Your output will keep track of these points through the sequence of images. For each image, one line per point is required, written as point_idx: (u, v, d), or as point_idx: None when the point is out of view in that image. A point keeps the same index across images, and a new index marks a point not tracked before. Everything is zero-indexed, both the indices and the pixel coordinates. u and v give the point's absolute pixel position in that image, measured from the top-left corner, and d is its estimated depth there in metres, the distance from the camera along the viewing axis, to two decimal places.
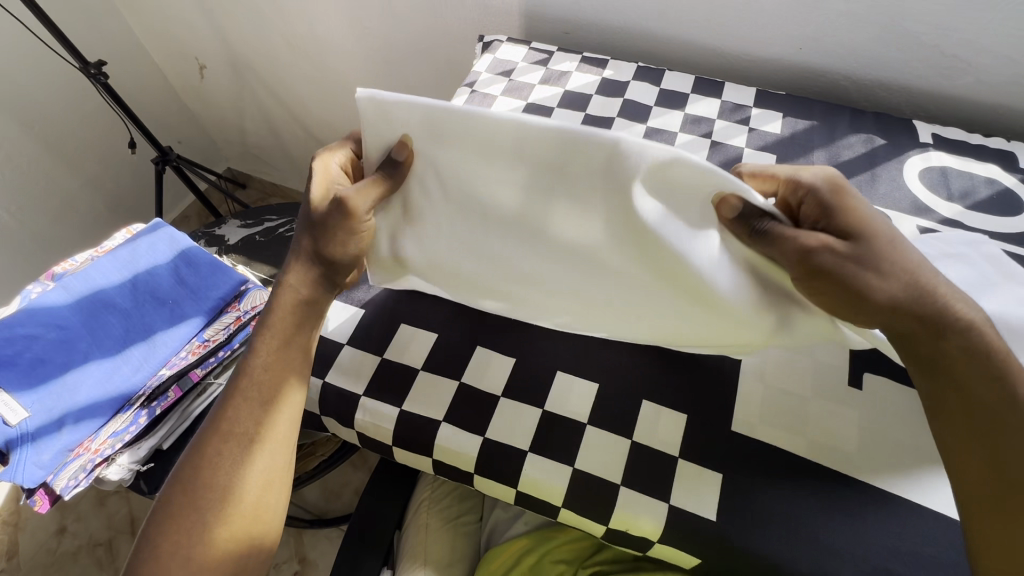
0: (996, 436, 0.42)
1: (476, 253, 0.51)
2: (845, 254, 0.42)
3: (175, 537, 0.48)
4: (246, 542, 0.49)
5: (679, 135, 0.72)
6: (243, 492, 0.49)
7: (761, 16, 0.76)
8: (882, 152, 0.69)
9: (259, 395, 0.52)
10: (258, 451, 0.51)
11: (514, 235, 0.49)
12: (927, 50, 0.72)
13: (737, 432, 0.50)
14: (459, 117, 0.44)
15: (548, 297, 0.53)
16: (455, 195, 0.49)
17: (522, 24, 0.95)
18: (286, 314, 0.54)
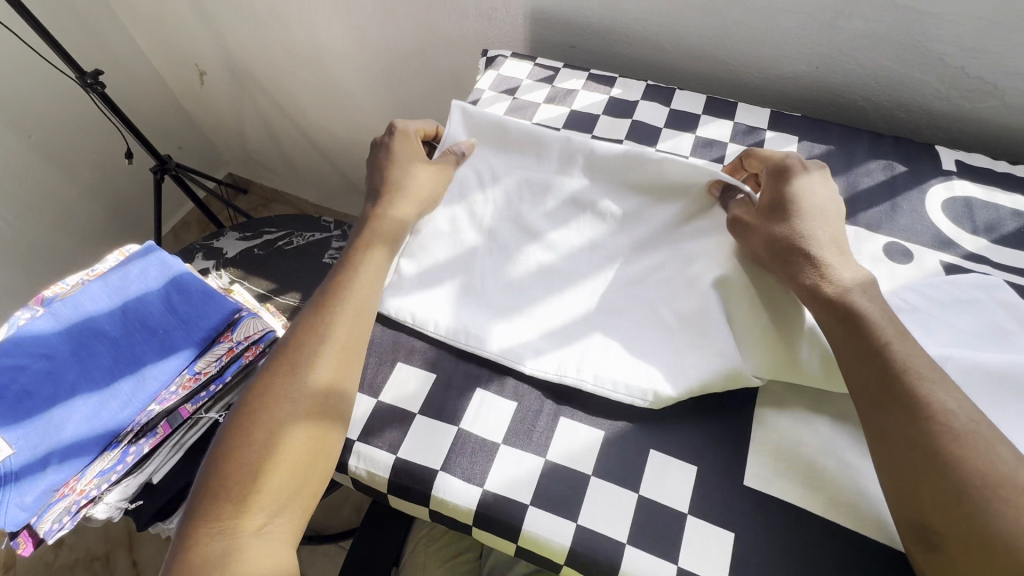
0: (892, 404, 0.43)
1: (498, 239, 0.61)
2: (770, 217, 0.54)
3: (246, 448, 0.47)
4: (311, 462, 0.47)
5: (690, 160, 0.69)
6: (312, 406, 0.48)
7: (776, 33, 0.73)
8: (902, 180, 0.66)
9: (340, 308, 0.54)
10: (329, 366, 0.50)
11: (546, 219, 0.62)
12: (951, 71, 0.69)
13: (750, 487, 0.48)
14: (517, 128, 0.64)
15: (550, 290, 0.58)
16: (504, 180, 0.64)
17: (528, 35, 0.92)
18: (371, 237, 0.60)
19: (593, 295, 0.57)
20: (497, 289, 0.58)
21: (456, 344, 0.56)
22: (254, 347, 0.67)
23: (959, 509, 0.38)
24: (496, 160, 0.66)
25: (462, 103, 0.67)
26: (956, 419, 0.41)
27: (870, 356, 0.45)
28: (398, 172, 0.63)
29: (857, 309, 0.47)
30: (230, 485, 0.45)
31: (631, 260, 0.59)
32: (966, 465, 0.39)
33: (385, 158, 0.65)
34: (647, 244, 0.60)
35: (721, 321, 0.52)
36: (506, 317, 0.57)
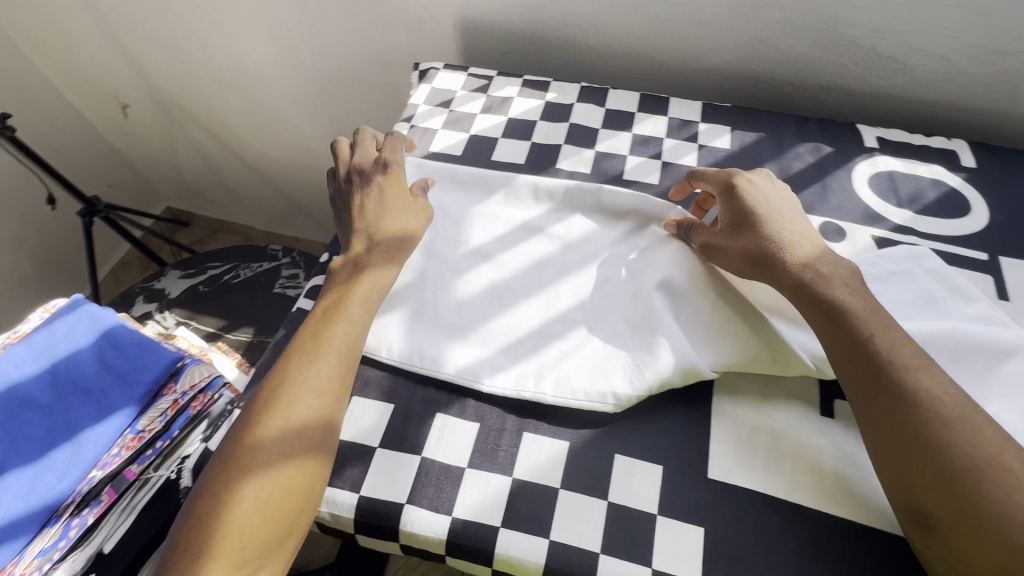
0: (878, 395, 0.44)
1: (448, 262, 0.62)
2: (741, 229, 0.54)
3: (223, 494, 0.44)
4: (290, 511, 0.44)
5: (628, 158, 0.70)
6: (295, 451, 0.46)
7: (700, 27, 0.75)
8: (830, 160, 0.68)
9: (326, 345, 0.51)
10: (314, 408, 0.48)
11: (497, 243, 0.63)
12: (864, 52, 0.72)
13: (714, 479, 0.48)
14: (462, 172, 0.68)
15: (500, 308, 0.58)
16: (451, 213, 0.65)
17: (460, 44, 0.91)
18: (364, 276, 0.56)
19: (554, 310, 0.57)
20: (449, 308, 0.58)
21: (411, 368, 0.55)
22: (201, 395, 0.64)
23: (956, 491, 0.39)
24: (443, 194, 0.67)
25: (418, 158, 0.70)
26: (944, 403, 0.42)
27: (851, 349, 0.46)
28: (395, 214, 0.60)
29: (833, 303, 0.48)
30: (204, 535, 0.42)
31: (581, 273, 0.60)
32: (958, 449, 0.40)
33: (374, 197, 0.61)
34: (591, 258, 0.61)
35: (668, 317, 0.53)
36: (463, 337, 0.56)
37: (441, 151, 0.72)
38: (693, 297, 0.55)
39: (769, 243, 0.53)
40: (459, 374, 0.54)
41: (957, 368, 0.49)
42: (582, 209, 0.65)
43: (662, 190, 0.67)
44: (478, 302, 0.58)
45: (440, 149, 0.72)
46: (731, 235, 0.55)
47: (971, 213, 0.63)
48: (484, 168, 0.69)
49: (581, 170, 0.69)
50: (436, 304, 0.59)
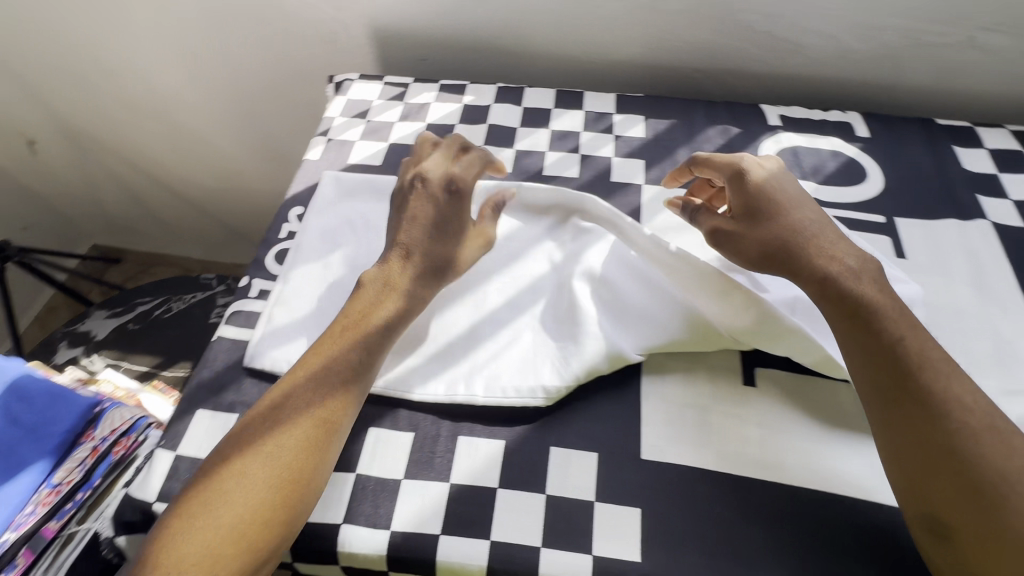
0: (911, 403, 0.43)
1: None
2: (760, 216, 0.52)
3: (187, 510, 0.42)
4: (270, 536, 0.42)
5: (547, 154, 0.71)
6: (272, 477, 0.43)
7: (606, 22, 0.77)
8: (738, 141, 0.71)
9: (324, 371, 0.48)
10: (303, 437, 0.45)
11: None
12: (760, 36, 0.75)
13: (648, 459, 0.49)
14: (382, 182, 0.67)
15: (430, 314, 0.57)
16: (375, 224, 0.64)
17: (375, 54, 0.90)
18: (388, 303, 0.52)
19: (482, 311, 0.57)
20: None
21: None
22: (124, 439, 0.61)
23: (976, 503, 0.39)
24: (365, 205, 0.66)
25: (337, 171, 0.69)
26: (973, 414, 0.42)
27: (875, 352, 0.45)
28: (446, 239, 0.56)
29: (857, 301, 0.47)
30: (160, 550, 0.40)
31: (508, 272, 0.60)
32: (989, 463, 0.40)
33: (429, 205, 0.57)
34: (516, 255, 0.61)
35: (591, 307, 0.54)
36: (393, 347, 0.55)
37: (360, 163, 0.71)
38: (615, 284, 0.56)
39: (789, 236, 0.50)
40: (390, 385, 0.53)
41: None
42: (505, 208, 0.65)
43: (582, 182, 0.68)
44: None
45: (359, 160, 0.71)
46: (751, 226, 0.52)
47: (868, 179, 0.67)
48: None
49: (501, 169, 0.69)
50: None
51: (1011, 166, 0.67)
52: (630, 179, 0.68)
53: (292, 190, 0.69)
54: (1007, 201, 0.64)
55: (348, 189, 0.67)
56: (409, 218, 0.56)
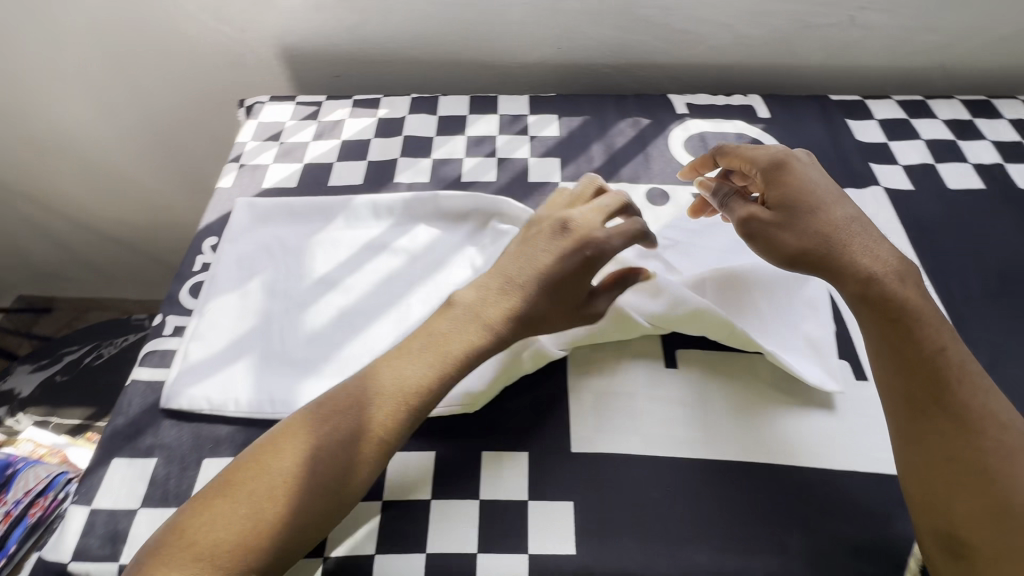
0: (945, 419, 0.43)
1: (294, 297, 0.60)
2: (796, 214, 0.48)
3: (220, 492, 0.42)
4: (283, 541, 0.41)
5: (464, 161, 0.71)
6: (305, 488, 0.42)
7: (513, 26, 0.78)
8: (648, 132, 0.73)
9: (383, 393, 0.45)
10: (343, 459, 0.43)
11: (344, 268, 0.62)
12: (661, 29, 0.78)
13: (578, 452, 0.50)
14: (296, 203, 0.66)
15: (354, 333, 0.57)
16: (292, 246, 0.63)
17: (289, 75, 0.89)
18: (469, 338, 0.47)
19: (405, 324, 0.57)
20: (298, 344, 0.56)
21: (262, 416, 0.52)
22: (40, 500, 0.63)
23: (995, 520, 0.40)
24: (281, 229, 0.65)
25: (249, 197, 0.67)
26: (1010, 437, 0.42)
27: (914, 362, 0.44)
28: (558, 297, 0.49)
29: (895, 303, 0.45)
30: (186, 528, 0.41)
31: (430, 282, 0.60)
32: (1017, 487, 0.40)
33: (554, 257, 0.49)
34: (437, 264, 0.61)
35: None
36: (317, 370, 0.55)
37: (275, 186, 0.70)
38: None
39: (829, 234, 0.47)
40: None
41: (770, 297, 0.54)
42: (423, 218, 0.65)
43: (499, 186, 0.68)
44: (330, 332, 0.57)
45: (274, 184, 0.70)
46: (792, 221, 0.48)
47: None
48: (320, 196, 0.68)
49: (419, 180, 0.69)
50: (285, 344, 0.56)
51: (898, 134, 0.71)
52: (547, 177, 0.69)
53: (204, 221, 0.68)
54: (897, 167, 0.68)
55: (262, 214, 0.66)
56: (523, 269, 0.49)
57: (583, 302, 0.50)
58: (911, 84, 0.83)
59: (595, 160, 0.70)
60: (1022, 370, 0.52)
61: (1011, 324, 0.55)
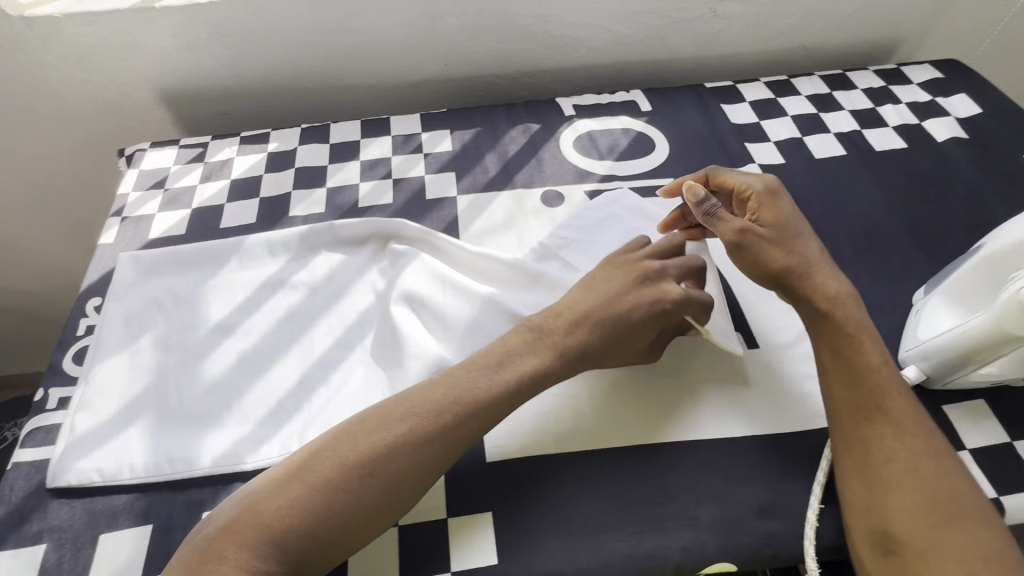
0: (877, 423, 0.44)
1: (192, 349, 0.57)
2: (777, 237, 0.50)
3: (263, 511, 0.40)
4: (334, 538, 0.40)
5: (360, 186, 0.70)
6: (353, 510, 0.41)
7: (395, 47, 0.79)
8: (539, 136, 0.75)
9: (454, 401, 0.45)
10: (410, 467, 0.42)
11: (244, 311, 0.60)
12: (540, 37, 0.80)
13: (493, 461, 0.50)
14: (184, 251, 0.63)
15: (257, 377, 0.55)
16: (183, 296, 0.61)
17: (173, 118, 0.85)
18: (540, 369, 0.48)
19: (309, 359, 0.56)
20: (196, 397, 0.54)
21: (162, 478, 0.50)
22: None
23: (931, 518, 0.40)
24: (169, 280, 0.62)
25: (133, 251, 0.64)
26: (935, 440, 0.43)
27: (861, 370, 0.45)
28: (623, 347, 0.50)
29: (846, 317, 0.47)
30: (257, 503, 0.41)
31: (333, 312, 0.59)
32: (943, 484, 0.41)
33: (635, 304, 0.49)
34: (338, 293, 0.61)
35: (412, 328, 0.55)
36: (219, 421, 0.53)
37: (162, 236, 0.67)
38: (433, 300, 0.56)
39: (806, 256, 0.50)
40: (218, 463, 0.50)
41: None
42: (320, 249, 0.64)
43: (397, 207, 0.68)
44: (230, 380, 0.55)
45: (161, 233, 0.67)
46: (781, 239, 0.50)
47: (656, 147, 0.73)
48: (210, 240, 0.65)
49: (315, 211, 0.68)
50: (184, 400, 0.54)
51: (768, 113, 0.76)
52: (444, 193, 0.69)
53: (85, 282, 0.64)
54: (769, 143, 0.73)
55: (149, 266, 0.63)
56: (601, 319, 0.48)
57: (645, 355, 0.52)
58: (778, 65, 0.90)
59: (490, 171, 0.71)
60: (894, 317, 0.56)
61: (879, 277, 0.60)
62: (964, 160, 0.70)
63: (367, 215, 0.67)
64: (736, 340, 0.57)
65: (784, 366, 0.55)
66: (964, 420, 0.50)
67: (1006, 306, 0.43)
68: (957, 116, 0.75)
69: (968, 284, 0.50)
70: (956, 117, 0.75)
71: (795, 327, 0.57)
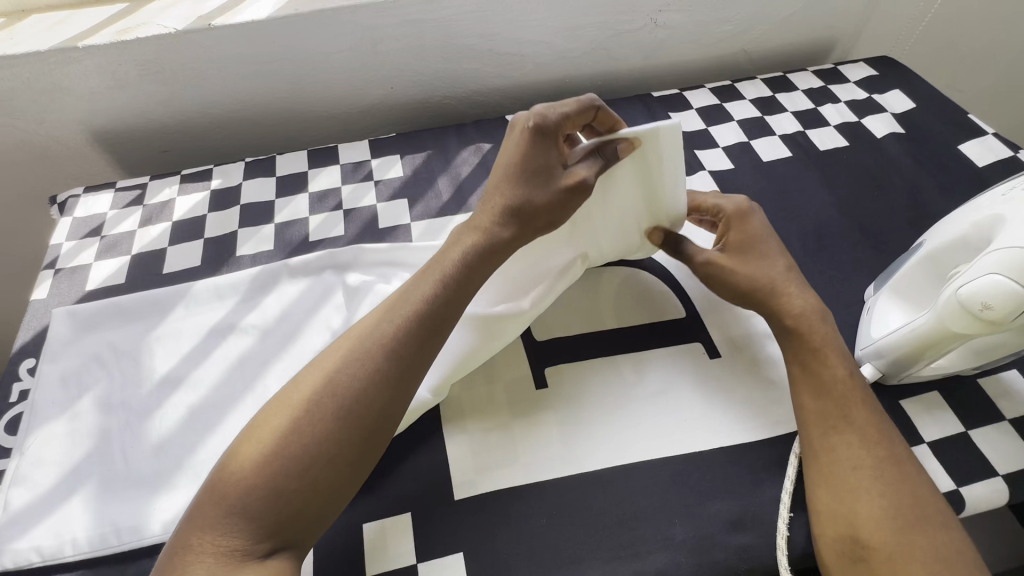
0: (841, 434, 0.45)
1: (135, 407, 0.54)
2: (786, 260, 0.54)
3: (223, 480, 0.39)
4: (295, 477, 0.39)
5: (310, 219, 0.68)
6: (313, 454, 0.39)
7: (338, 73, 0.77)
8: (491, 156, 0.74)
9: (390, 314, 0.45)
10: (361, 378, 0.42)
11: (192, 360, 0.57)
12: (485, 55, 0.80)
13: (462, 497, 0.48)
14: (124, 302, 0.60)
15: (206, 431, 0.53)
16: (124, 349, 0.58)
17: (111, 158, 0.82)
18: (467, 259, 0.48)
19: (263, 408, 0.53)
20: (141, 460, 0.51)
21: (107, 552, 0.47)
22: None
23: (896, 524, 0.40)
24: (108, 334, 0.59)
25: (68, 306, 0.61)
26: (898, 448, 0.44)
27: (826, 382, 0.47)
28: (524, 182, 0.49)
29: (813, 331, 0.49)
30: (219, 481, 0.40)
31: (285, 354, 0.57)
32: (906, 491, 0.42)
33: (508, 146, 0.51)
34: (291, 333, 0.58)
35: None
36: (167, 483, 0.50)
37: (99, 287, 0.63)
38: None
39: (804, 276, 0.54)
40: (168, 528, 0.48)
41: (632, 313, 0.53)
42: (269, 289, 0.62)
43: (349, 239, 0.67)
44: (177, 438, 0.52)
45: (99, 283, 0.64)
46: (748, 260, 0.53)
47: None
48: (151, 289, 0.62)
49: (264, 248, 0.66)
50: (127, 464, 0.51)
51: (715, 119, 0.77)
52: (397, 220, 0.68)
53: (17, 343, 0.60)
54: (718, 149, 0.74)
55: (86, 323, 0.59)
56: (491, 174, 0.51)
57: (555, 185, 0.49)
58: (723, 70, 0.91)
59: (443, 195, 0.70)
60: (850, 315, 0.57)
61: (832, 276, 0.61)
62: (902, 155, 0.72)
63: (319, 249, 0.65)
64: (698, 350, 0.56)
65: (747, 372, 0.55)
66: (921, 414, 0.51)
67: (949, 307, 0.43)
68: (893, 112, 0.77)
69: (914, 281, 0.51)
70: (893, 113, 0.77)
71: (755, 332, 0.57)
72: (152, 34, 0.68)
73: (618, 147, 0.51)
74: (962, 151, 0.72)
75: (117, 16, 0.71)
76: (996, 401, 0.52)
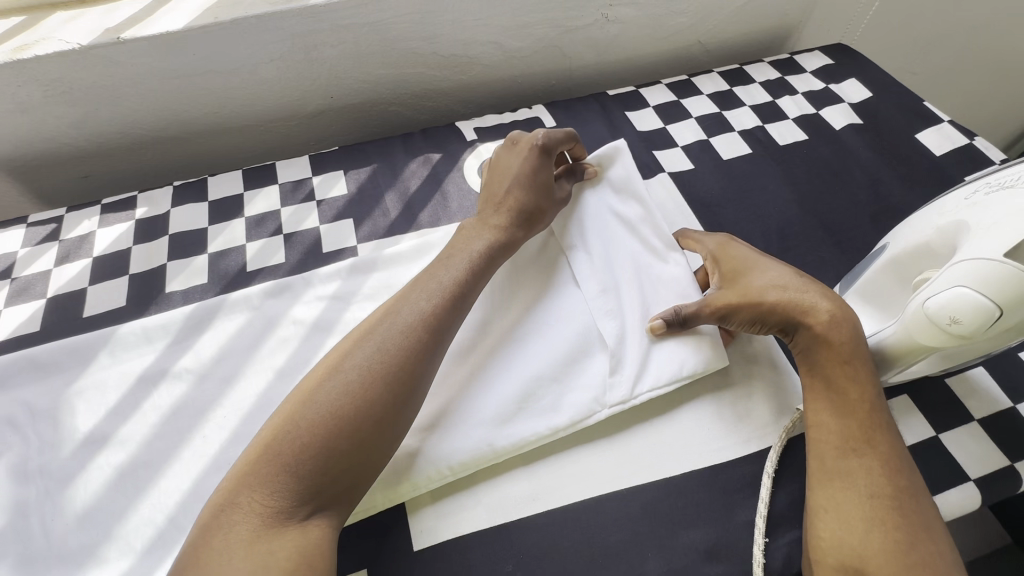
0: (860, 460, 0.42)
1: (57, 474, 0.49)
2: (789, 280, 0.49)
3: (273, 442, 0.39)
4: (345, 435, 0.39)
5: (247, 247, 0.63)
6: (364, 414, 0.39)
7: (269, 84, 0.71)
8: (441, 167, 0.70)
9: (424, 291, 0.46)
10: (405, 345, 0.43)
11: (119, 414, 0.52)
12: (429, 58, 0.75)
13: (422, 548, 0.45)
14: (35, 353, 0.54)
15: (138, 494, 0.48)
16: (41, 408, 0.52)
17: (22, 186, 0.74)
18: (489, 250, 0.51)
19: (201, 463, 0.49)
20: (66, 532, 0.46)
21: None
22: None
23: (908, 560, 0.38)
24: (18, 392, 0.53)
25: None
26: (915, 480, 0.42)
27: (853, 403, 0.44)
28: (535, 189, 0.54)
29: (844, 342, 0.46)
30: (269, 443, 0.39)
31: (222, 401, 0.52)
32: (916, 523, 0.40)
33: (517, 157, 0.56)
34: (229, 377, 0.53)
35: None
36: (95, 558, 0.45)
37: (11, 337, 0.57)
38: None
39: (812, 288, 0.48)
40: None
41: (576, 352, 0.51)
42: (204, 329, 0.56)
43: (291, 266, 0.62)
44: (105, 505, 0.47)
45: (10, 333, 0.57)
46: (741, 284, 0.50)
47: None
48: (69, 337, 0.56)
49: (196, 282, 0.61)
50: (47, 541, 0.46)
51: (672, 117, 0.75)
52: (342, 243, 0.63)
53: None
54: (677, 148, 0.71)
55: None
56: (502, 180, 0.55)
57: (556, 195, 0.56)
58: (678, 62, 0.89)
59: (391, 213, 0.66)
60: None
61: None
62: (861, 147, 0.71)
63: (257, 281, 0.61)
64: None
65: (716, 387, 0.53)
66: None
67: (919, 319, 0.41)
68: (850, 102, 0.76)
69: (880, 285, 0.49)
70: (849, 103, 0.76)
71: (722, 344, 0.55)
72: (53, 51, 0.61)
73: (585, 172, 0.58)
74: (918, 141, 0.71)
75: (13, 33, 0.63)
76: (964, 401, 0.51)
